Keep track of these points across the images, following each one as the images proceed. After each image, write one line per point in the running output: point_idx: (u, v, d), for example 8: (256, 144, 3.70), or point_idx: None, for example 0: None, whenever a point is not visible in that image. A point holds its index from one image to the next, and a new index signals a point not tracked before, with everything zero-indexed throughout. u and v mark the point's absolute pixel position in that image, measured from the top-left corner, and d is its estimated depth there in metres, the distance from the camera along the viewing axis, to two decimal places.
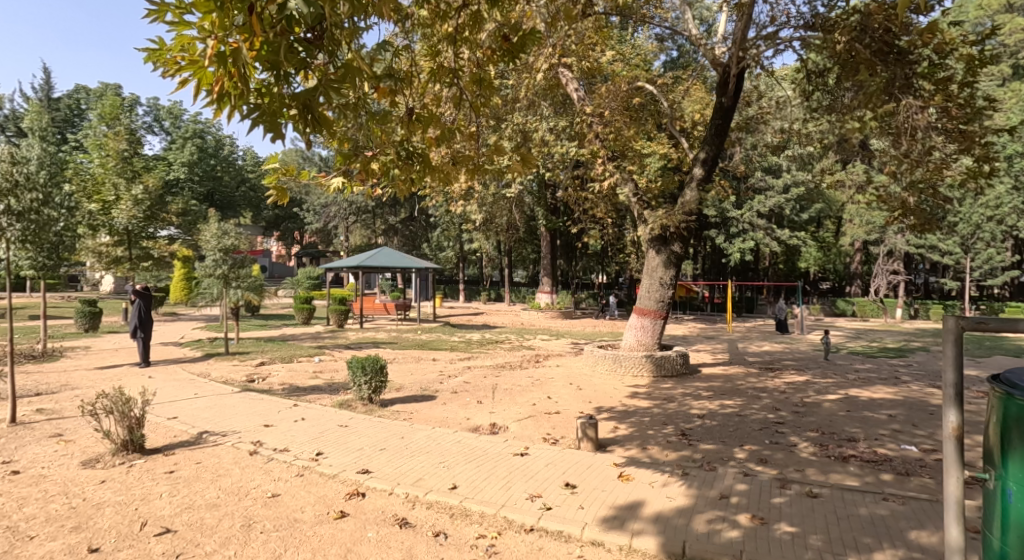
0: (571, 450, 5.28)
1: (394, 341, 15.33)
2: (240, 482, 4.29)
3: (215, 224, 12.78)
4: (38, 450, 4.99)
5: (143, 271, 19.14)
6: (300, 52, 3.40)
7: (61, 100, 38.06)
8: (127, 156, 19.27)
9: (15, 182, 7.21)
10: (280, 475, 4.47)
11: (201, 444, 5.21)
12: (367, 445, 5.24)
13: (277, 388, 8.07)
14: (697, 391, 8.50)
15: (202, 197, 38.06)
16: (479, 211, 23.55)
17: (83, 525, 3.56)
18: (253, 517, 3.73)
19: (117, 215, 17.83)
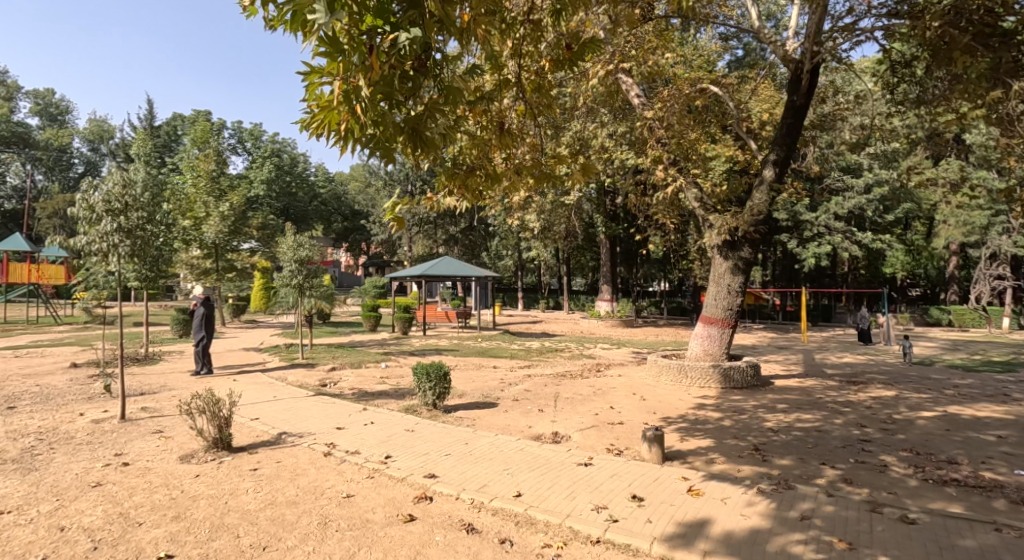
0: (636, 461, 5.15)
1: (455, 348, 15.62)
2: (314, 481, 4.52)
3: (292, 237, 13.57)
4: (143, 445, 5.52)
5: (229, 282, 20.76)
6: (408, 80, 3.56)
7: (161, 127, 42.09)
8: (214, 175, 21.08)
9: (125, 203, 8.05)
10: (351, 476, 4.67)
11: (280, 444, 5.54)
12: (432, 449, 5.38)
13: (346, 392, 8.45)
14: (772, 404, 8.03)
15: (279, 212, 40.82)
16: (538, 219, 23.55)
17: (182, 515, 3.90)
18: (328, 515, 3.92)
19: (207, 230, 19.49)
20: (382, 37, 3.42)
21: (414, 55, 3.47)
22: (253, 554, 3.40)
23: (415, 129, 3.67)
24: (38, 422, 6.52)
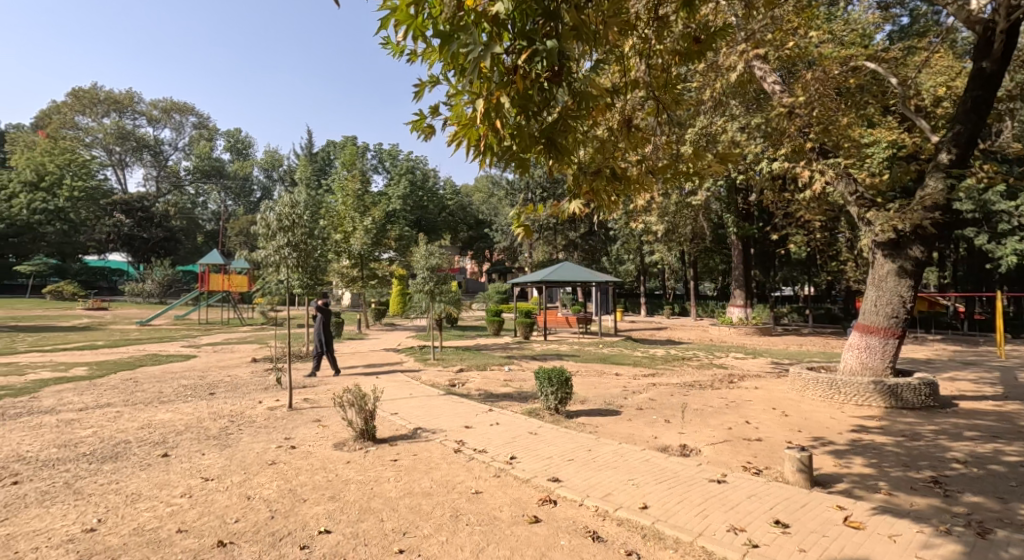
0: (778, 483, 4.67)
1: (577, 354, 15.58)
2: (446, 476, 4.80)
3: (424, 247, 14.49)
4: (307, 431, 6.35)
5: (372, 288, 22.97)
6: (544, 92, 3.58)
7: (318, 153, 48.18)
8: (360, 194, 23.13)
9: (291, 221, 9.33)
10: (480, 474, 4.87)
11: (416, 439, 5.97)
12: (556, 454, 5.40)
13: (472, 393, 8.81)
14: (955, 430, 6.79)
15: (412, 224, 44.57)
16: (661, 222, 22.41)
17: (338, 496, 4.40)
18: (459, 509, 4.15)
19: (354, 242, 21.83)
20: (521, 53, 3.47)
21: (550, 67, 3.48)
22: (395, 537, 3.73)
23: (552, 138, 3.64)
24: (231, 406, 7.85)
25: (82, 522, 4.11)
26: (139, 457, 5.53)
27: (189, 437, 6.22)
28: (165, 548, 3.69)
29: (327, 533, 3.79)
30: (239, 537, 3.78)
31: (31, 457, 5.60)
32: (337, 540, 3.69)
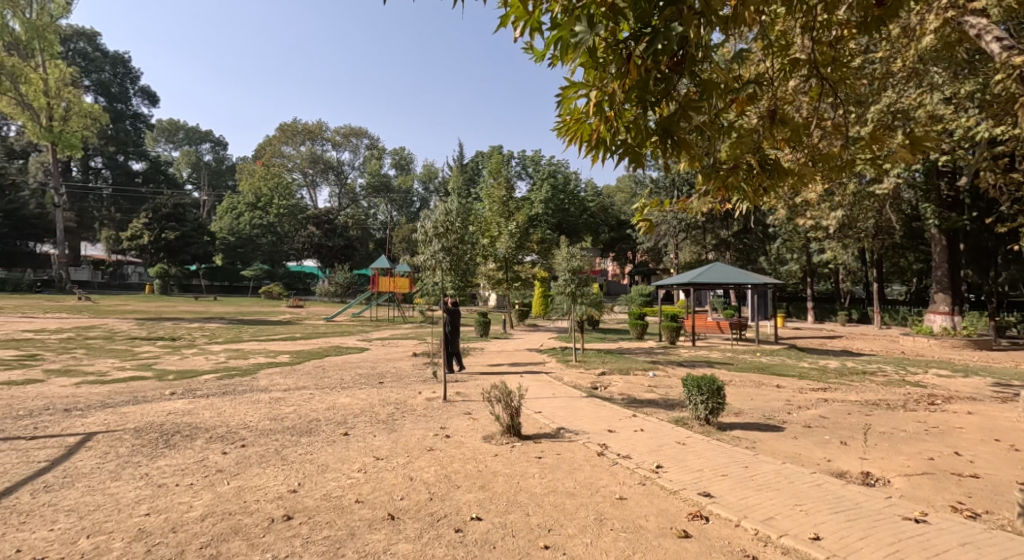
0: (1000, 532, 4.34)
1: (730, 362, 15.90)
2: (588, 478, 5.83)
3: (566, 249, 15.82)
4: (460, 421, 8.80)
5: (515, 290, 25.69)
6: (663, 81, 3.84)
7: (468, 166, 56.43)
8: (504, 200, 27.34)
9: (446, 227, 11.05)
10: (618, 478, 5.79)
11: (559, 438, 7.51)
12: (709, 468, 5.92)
13: (615, 397, 10.50)
14: None
15: (554, 227, 49.59)
16: (834, 216, 21.14)
17: (486, 487, 5.85)
18: (604, 513, 4.88)
19: (500, 246, 24.70)
20: (637, 43, 3.77)
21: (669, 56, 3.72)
22: (543, 531, 4.64)
23: (668, 128, 3.82)
24: (396, 395, 10.97)
25: (286, 484, 6.25)
26: (327, 434, 8.28)
27: (362, 420, 9.07)
28: (352, 513, 5.40)
29: (476, 520, 5.04)
30: (402, 514, 5.31)
31: (254, 426, 8.75)
32: (483, 527, 4.88)
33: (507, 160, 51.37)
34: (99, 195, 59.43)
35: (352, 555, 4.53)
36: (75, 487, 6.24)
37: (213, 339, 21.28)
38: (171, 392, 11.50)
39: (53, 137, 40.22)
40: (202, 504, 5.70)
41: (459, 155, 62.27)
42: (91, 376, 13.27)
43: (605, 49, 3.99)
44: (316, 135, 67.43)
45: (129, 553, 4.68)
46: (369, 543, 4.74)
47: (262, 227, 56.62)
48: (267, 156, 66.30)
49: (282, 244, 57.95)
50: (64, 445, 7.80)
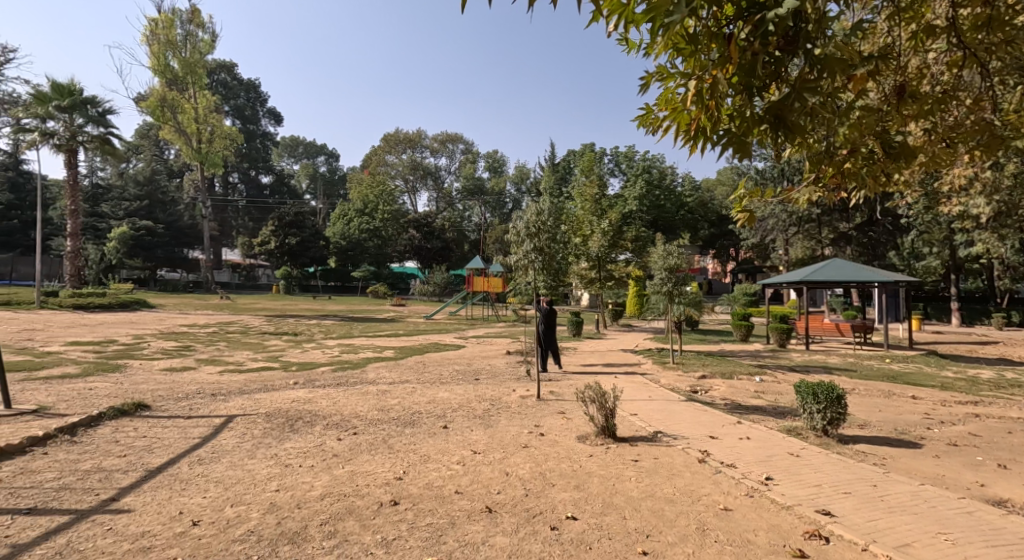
0: None
1: (850, 368, 14.69)
2: (690, 485, 5.62)
3: (662, 246, 15.36)
4: (557, 420, 8.77)
5: (609, 289, 25.40)
6: (775, 61, 3.63)
7: (559, 165, 56.57)
8: (597, 199, 27.01)
9: (537, 228, 11.11)
10: (722, 488, 5.53)
11: (656, 442, 7.30)
12: (828, 484, 5.53)
13: (718, 402, 10.08)
14: None
15: (649, 224, 48.69)
16: (986, 206, 18.76)
17: (582, 487, 5.80)
18: (707, 523, 4.71)
19: (592, 245, 24.54)
20: (745, 25, 3.59)
21: (781, 34, 3.48)
22: (641, 535, 4.55)
23: (779, 114, 3.63)
24: (490, 392, 11.15)
25: (393, 471, 6.56)
26: (427, 426, 8.59)
27: (460, 414, 9.30)
28: (453, 504, 5.55)
29: (572, 519, 5.01)
30: (499, 508, 5.39)
31: (363, 415, 9.26)
32: (579, 527, 4.84)
33: (600, 157, 51.13)
34: (236, 207, 66.13)
35: (453, 543, 4.67)
36: (221, 462, 7.00)
37: (327, 335, 22.88)
38: (293, 381, 12.53)
39: (202, 158, 45.62)
40: (321, 485, 6.13)
41: (549, 155, 62.54)
42: (229, 365, 14.77)
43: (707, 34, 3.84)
44: (415, 143, 70.92)
45: (262, 524, 5.16)
46: (468, 533, 4.86)
47: (368, 232, 60.15)
48: (372, 164, 70.57)
49: (386, 247, 61.11)
50: (211, 425, 8.75)
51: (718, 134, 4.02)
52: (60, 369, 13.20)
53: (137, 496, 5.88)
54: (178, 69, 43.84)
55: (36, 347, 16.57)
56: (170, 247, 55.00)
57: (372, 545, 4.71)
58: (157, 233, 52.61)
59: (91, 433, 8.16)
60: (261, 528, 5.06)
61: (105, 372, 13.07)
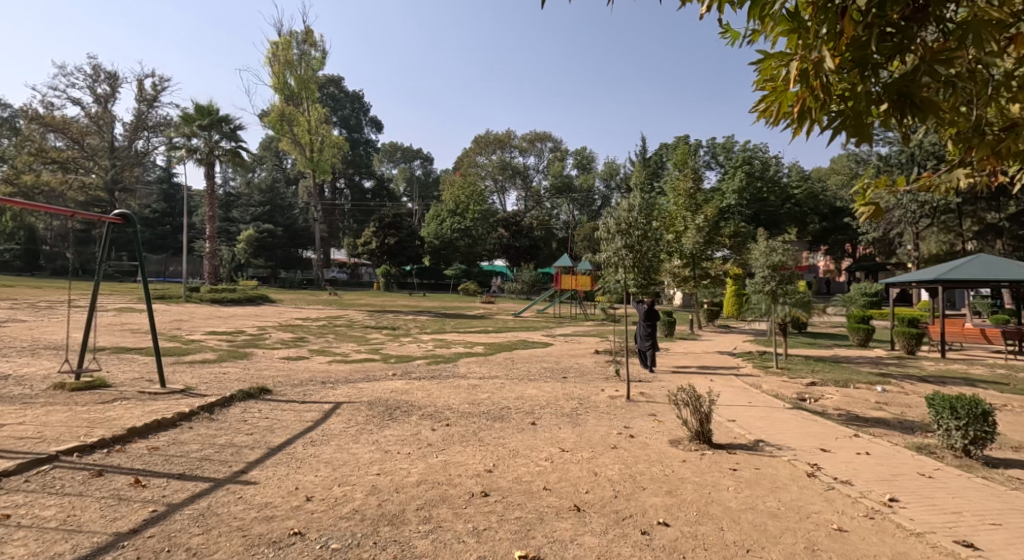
0: None
1: (993, 380, 13.14)
2: (798, 501, 5.24)
3: (764, 243, 14.50)
4: (650, 422, 8.55)
5: (704, 287, 24.43)
6: (896, 33, 3.28)
7: (651, 159, 55.15)
8: (692, 193, 25.67)
9: (628, 225, 10.86)
10: (835, 508, 5.10)
11: (757, 451, 6.90)
12: (968, 512, 4.98)
13: (830, 413, 9.36)
14: None
15: (751, 218, 46.46)
16: None
17: (674, 493, 5.57)
18: (818, 543, 4.39)
19: (686, 242, 23.73)
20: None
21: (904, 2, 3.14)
22: (740, 550, 4.32)
23: (903, 92, 3.28)
24: (578, 391, 11.03)
25: (483, 463, 6.66)
26: (516, 421, 8.63)
27: (548, 411, 9.27)
28: (541, 500, 5.53)
29: (663, 525, 4.83)
30: (587, 507, 5.30)
31: (456, 408, 9.48)
32: (671, 535, 4.65)
33: (696, 150, 49.26)
34: (343, 210, 70.31)
35: (541, 538, 4.66)
36: (330, 444, 7.46)
37: (422, 329, 23.73)
38: (392, 373, 13.12)
39: (314, 166, 48.65)
40: (416, 472, 6.34)
41: (640, 150, 61.07)
42: (336, 356, 15.71)
43: (811, 11, 3.56)
44: (505, 143, 71.79)
45: (365, 503, 5.44)
46: (555, 530, 4.82)
47: (460, 231, 61.70)
48: (464, 166, 72.55)
49: (477, 246, 62.47)
50: (321, 410, 9.34)
51: (829, 119, 3.69)
52: (200, 355, 14.74)
53: (262, 469, 6.42)
54: (294, 86, 47.45)
55: (180, 335, 18.60)
56: (288, 248, 59.46)
57: (464, 533, 4.81)
58: (277, 236, 57.07)
59: (227, 412, 9.04)
60: (364, 508, 5.33)
61: (233, 358, 14.39)
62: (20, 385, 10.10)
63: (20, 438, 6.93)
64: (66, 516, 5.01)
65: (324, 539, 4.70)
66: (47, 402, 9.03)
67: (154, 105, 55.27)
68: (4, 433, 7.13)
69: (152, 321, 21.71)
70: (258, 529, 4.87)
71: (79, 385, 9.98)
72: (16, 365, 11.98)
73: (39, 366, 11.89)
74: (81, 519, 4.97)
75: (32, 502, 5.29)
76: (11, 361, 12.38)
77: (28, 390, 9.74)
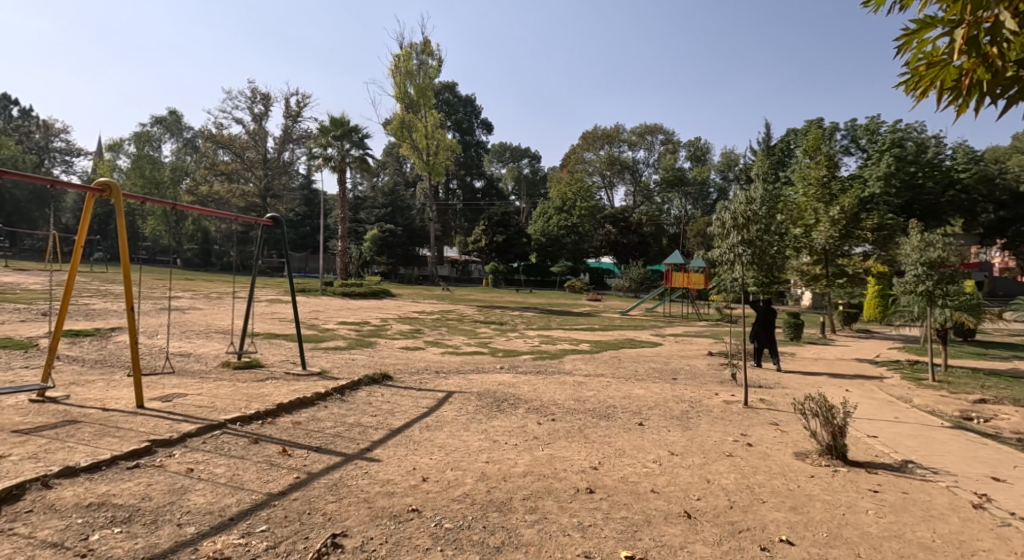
0: None
1: None
2: (960, 535, 4.57)
3: (919, 237, 12.91)
4: (776, 431, 7.96)
5: (839, 287, 22.31)
6: None
7: (777, 147, 51.71)
8: (826, 181, 23.42)
9: (748, 218, 10.17)
10: (1010, 548, 4.39)
11: (903, 473, 6.15)
12: None
13: (1005, 437, 8.13)
14: None
15: (900, 209, 42.02)
16: None
17: (801, 510, 5.08)
18: None
19: (817, 237, 21.85)
20: None
21: None
22: None
23: None
24: (690, 393, 10.53)
25: (589, 460, 6.52)
26: (625, 421, 8.39)
27: (657, 413, 8.92)
28: (652, 502, 5.30)
29: (788, 543, 4.42)
30: (700, 514, 4.99)
31: (561, 404, 9.42)
32: (798, 555, 4.25)
33: (831, 135, 45.46)
34: (456, 210, 73.06)
35: (649, 541, 4.47)
36: (445, 430, 7.69)
37: (530, 325, 24.03)
38: (502, 366, 13.39)
39: (430, 169, 50.82)
40: (523, 463, 6.35)
41: (765, 138, 57.36)
42: (450, 348, 16.23)
43: None
44: (614, 138, 70.74)
45: (475, 488, 5.52)
46: (666, 535, 4.58)
47: (568, 228, 61.59)
48: (573, 163, 72.70)
49: (584, 242, 62.12)
50: (437, 398, 9.67)
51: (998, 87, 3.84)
52: (334, 342, 15.97)
53: (385, 449, 6.74)
54: (413, 94, 49.95)
55: (318, 324, 20.29)
56: (407, 246, 62.73)
57: (569, 527, 4.72)
58: (398, 235, 60.48)
59: (355, 395, 9.63)
60: (475, 493, 5.41)
61: (360, 346, 15.41)
62: (195, 362, 11.59)
63: (199, 406, 7.87)
64: (232, 474, 5.60)
65: (440, 518, 4.84)
66: (216, 377, 10.23)
67: (298, 121, 60.72)
68: (187, 401, 8.14)
69: (295, 311, 23.93)
70: (381, 502, 5.11)
71: (240, 364, 11.20)
72: (194, 345, 13.74)
73: (209, 347, 13.53)
74: (242, 479, 5.53)
75: (208, 459, 5.98)
76: (188, 341, 14.21)
77: (202, 366, 11.11)
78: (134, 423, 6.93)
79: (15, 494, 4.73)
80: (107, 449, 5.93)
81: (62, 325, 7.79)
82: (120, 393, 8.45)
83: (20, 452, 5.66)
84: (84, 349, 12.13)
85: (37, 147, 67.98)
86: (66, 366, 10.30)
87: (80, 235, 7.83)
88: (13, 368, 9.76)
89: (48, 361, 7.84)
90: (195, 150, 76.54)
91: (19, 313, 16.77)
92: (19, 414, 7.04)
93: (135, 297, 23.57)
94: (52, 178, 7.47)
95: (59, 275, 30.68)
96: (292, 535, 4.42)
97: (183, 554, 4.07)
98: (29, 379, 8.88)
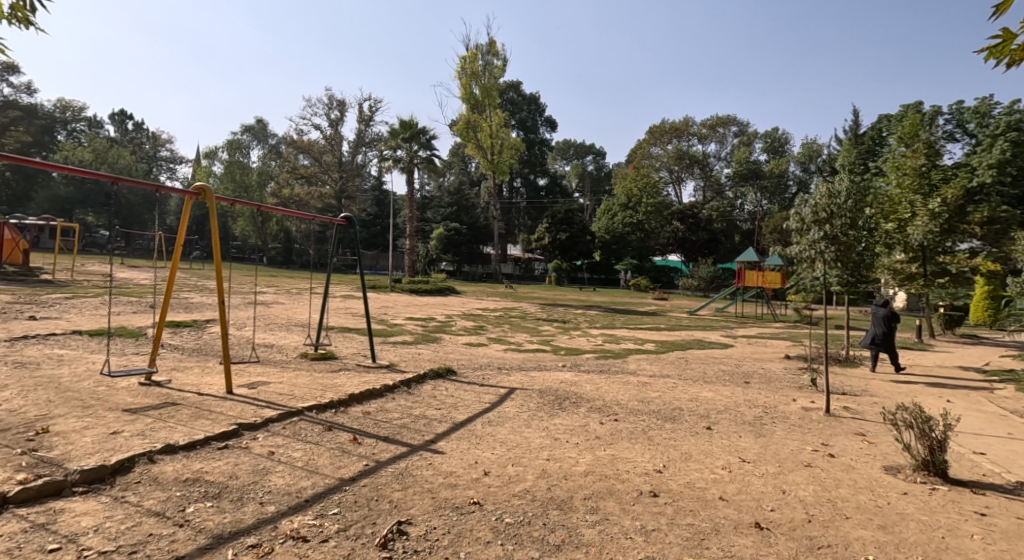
0: None
1: None
2: None
3: None
4: (862, 441, 7.41)
5: (939, 287, 20.87)
6: None
7: (868, 134, 48.54)
8: (923, 171, 21.77)
9: (830, 212, 9.55)
10: None
11: (1010, 495, 5.56)
12: None
13: None
14: None
15: (1014, 200, 38.34)
16: None
17: (891, 529, 4.68)
18: None
19: (912, 232, 20.16)
20: None
21: None
22: None
23: None
24: (765, 398, 10.02)
25: (654, 463, 6.30)
26: (692, 424, 8.07)
27: (727, 417, 8.52)
28: (725, 510, 5.03)
29: None
30: (774, 526, 4.69)
31: (625, 404, 9.17)
32: None
33: (931, 120, 42.07)
34: (519, 208, 73.39)
35: (718, 551, 4.23)
36: (508, 426, 7.66)
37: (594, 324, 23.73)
38: (564, 364, 13.25)
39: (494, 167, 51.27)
40: (585, 463, 6.19)
41: (853, 126, 53.86)
42: (513, 345, 16.21)
43: None
44: (683, 132, 68.58)
45: (536, 486, 5.42)
46: (735, 545, 4.34)
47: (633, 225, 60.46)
48: (638, 159, 71.13)
49: (650, 239, 60.90)
50: (499, 393, 9.68)
51: None
52: (403, 336, 16.34)
53: (449, 441, 6.77)
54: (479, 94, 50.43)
55: (387, 319, 20.89)
56: (472, 244, 63.57)
57: (631, 530, 4.54)
58: (463, 233, 61.38)
59: (420, 388, 9.76)
60: (535, 489, 5.33)
61: (426, 341, 15.69)
62: (277, 352, 12.18)
63: (281, 394, 8.21)
64: (308, 459, 5.78)
65: (501, 512, 4.79)
66: (295, 367, 10.70)
67: (371, 124, 62.73)
68: (270, 389, 8.52)
69: (367, 306, 24.76)
70: (444, 493, 5.12)
71: (317, 355, 11.66)
72: (277, 336, 14.46)
73: (290, 339, 14.20)
74: (317, 463, 5.70)
75: (287, 444, 6.20)
76: (271, 333, 14.99)
77: (283, 356, 11.66)
78: (223, 408, 7.28)
79: (125, 466, 5.06)
80: (200, 430, 6.27)
81: (165, 315, 8.22)
82: (212, 379, 8.94)
83: (129, 429, 6.07)
84: (183, 338, 13.04)
85: (147, 156, 74.00)
86: (167, 353, 11.09)
87: (180, 234, 8.26)
88: (125, 354, 10.61)
89: (154, 348, 8.33)
90: (278, 154, 80.72)
91: (129, 305, 18.31)
92: (130, 394, 7.59)
93: (226, 293, 25.19)
94: (156, 183, 7.92)
95: (162, 272, 33.25)
96: (360, 519, 4.49)
97: (264, 530, 4.22)
98: (137, 364, 9.60)
